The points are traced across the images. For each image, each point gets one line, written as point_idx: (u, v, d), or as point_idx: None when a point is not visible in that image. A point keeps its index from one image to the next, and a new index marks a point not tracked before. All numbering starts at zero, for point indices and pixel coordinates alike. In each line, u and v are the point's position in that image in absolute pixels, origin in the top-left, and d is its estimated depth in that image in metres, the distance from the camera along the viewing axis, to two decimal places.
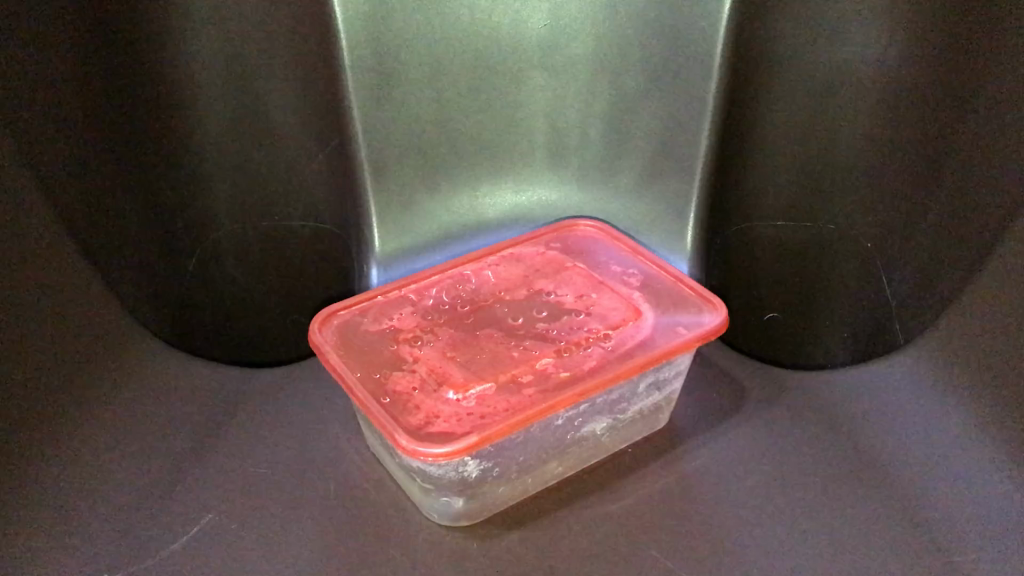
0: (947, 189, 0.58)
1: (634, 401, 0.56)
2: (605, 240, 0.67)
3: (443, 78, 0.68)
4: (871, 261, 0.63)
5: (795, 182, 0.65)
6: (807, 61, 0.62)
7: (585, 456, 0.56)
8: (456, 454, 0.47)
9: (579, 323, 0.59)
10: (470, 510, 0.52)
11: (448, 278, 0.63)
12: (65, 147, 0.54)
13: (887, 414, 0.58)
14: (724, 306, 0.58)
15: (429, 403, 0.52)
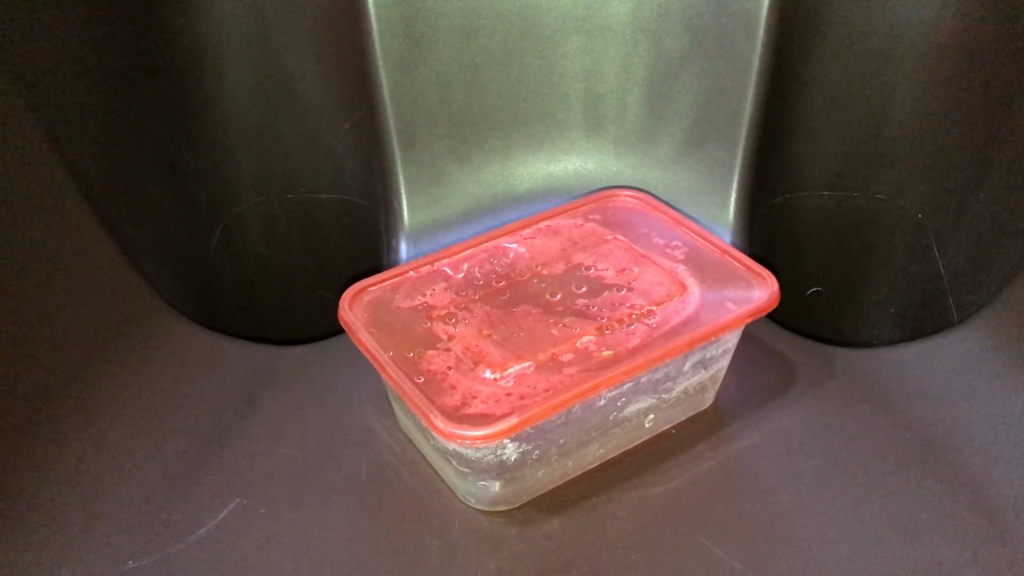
0: (1016, 153, 0.55)
1: (678, 380, 0.52)
2: (646, 211, 0.63)
3: (474, 43, 0.66)
4: (923, 234, 0.61)
5: (839, 153, 0.63)
6: (859, 22, 0.59)
7: (628, 438, 0.52)
8: (495, 438, 0.43)
9: (621, 298, 0.54)
10: (507, 494, 0.48)
11: (482, 252, 0.59)
12: (86, 113, 0.52)
13: (942, 392, 0.54)
14: (774, 278, 0.53)
15: (465, 382, 0.47)
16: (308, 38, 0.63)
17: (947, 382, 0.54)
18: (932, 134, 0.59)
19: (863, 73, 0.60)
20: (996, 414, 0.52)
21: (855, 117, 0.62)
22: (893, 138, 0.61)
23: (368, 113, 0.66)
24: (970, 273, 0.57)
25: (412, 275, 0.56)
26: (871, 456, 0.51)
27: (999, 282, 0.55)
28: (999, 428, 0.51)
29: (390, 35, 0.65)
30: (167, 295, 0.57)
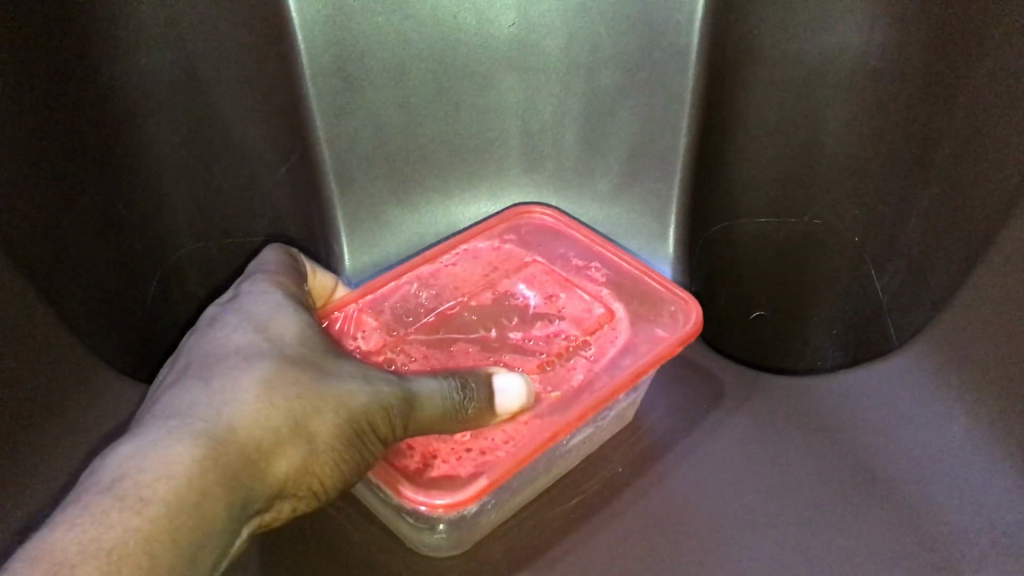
0: (939, 177, 0.53)
1: (620, 401, 0.51)
2: (559, 230, 0.62)
3: (406, 84, 0.67)
4: (861, 258, 0.60)
5: (776, 180, 0.63)
6: (785, 55, 0.60)
7: (569, 466, 0.51)
8: (466, 502, 0.42)
9: (553, 330, 0.54)
10: (462, 538, 0.47)
11: (405, 283, 0.57)
12: (17, 177, 0.49)
13: (883, 417, 0.53)
14: (697, 303, 0.54)
15: (421, 441, 0.46)
16: (240, 87, 0.63)
17: (887, 405, 0.53)
18: (864, 159, 0.59)
19: (795, 94, 0.61)
20: (936, 440, 0.50)
21: (793, 135, 0.62)
22: (827, 162, 0.61)
23: (303, 155, 0.68)
24: (906, 293, 0.56)
25: (343, 325, 0.53)
26: (811, 483, 0.50)
27: (932, 305, 0.53)
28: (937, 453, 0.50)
29: (320, 69, 0.66)
30: (96, 339, 0.54)
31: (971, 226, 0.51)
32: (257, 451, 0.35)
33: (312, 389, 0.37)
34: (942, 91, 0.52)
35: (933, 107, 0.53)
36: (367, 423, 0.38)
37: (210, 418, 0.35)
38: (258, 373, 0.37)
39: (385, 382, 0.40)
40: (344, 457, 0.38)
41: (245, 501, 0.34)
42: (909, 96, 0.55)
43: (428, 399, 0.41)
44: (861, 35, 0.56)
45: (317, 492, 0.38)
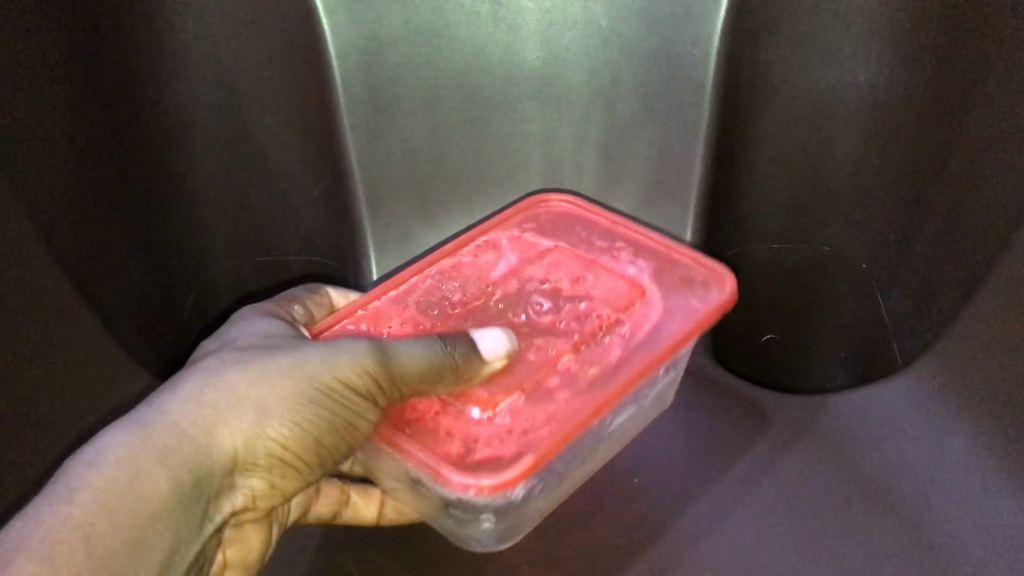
0: (941, 209, 0.56)
1: (658, 381, 0.50)
2: (576, 217, 0.60)
3: (437, 112, 0.71)
4: (868, 281, 0.62)
5: (785, 208, 0.67)
6: (798, 88, 0.63)
7: (609, 445, 0.52)
8: (515, 481, 0.40)
9: (585, 310, 0.51)
10: (508, 528, 0.46)
11: (426, 278, 0.54)
12: (80, 186, 0.52)
13: (889, 436, 0.54)
14: (732, 273, 0.53)
15: (459, 428, 0.44)
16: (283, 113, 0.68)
17: (893, 425, 0.55)
18: (869, 186, 0.62)
19: (806, 126, 0.64)
20: (940, 456, 0.52)
21: (800, 164, 0.65)
22: (832, 192, 0.64)
23: (335, 178, 0.72)
24: (908, 320, 0.58)
25: (363, 327, 0.50)
26: (820, 496, 0.52)
27: (933, 331, 0.56)
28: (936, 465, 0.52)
29: (355, 98, 0.71)
30: (143, 357, 0.56)
31: (966, 262, 0.54)
32: (208, 435, 0.38)
33: (264, 373, 0.41)
34: (949, 126, 0.55)
35: (941, 142, 0.56)
36: (326, 389, 0.41)
37: (158, 410, 0.38)
38: (214, 370, 0.41)
39: (350, 347, 0.42)
40: (302, 430, 0.41)
41: (197, 476, 0.38)
42: (913, 134, 0.58)
43: (409, 355, 0.42)
44: (869, 72, 0.60)
45: (277, 470, 0.41)
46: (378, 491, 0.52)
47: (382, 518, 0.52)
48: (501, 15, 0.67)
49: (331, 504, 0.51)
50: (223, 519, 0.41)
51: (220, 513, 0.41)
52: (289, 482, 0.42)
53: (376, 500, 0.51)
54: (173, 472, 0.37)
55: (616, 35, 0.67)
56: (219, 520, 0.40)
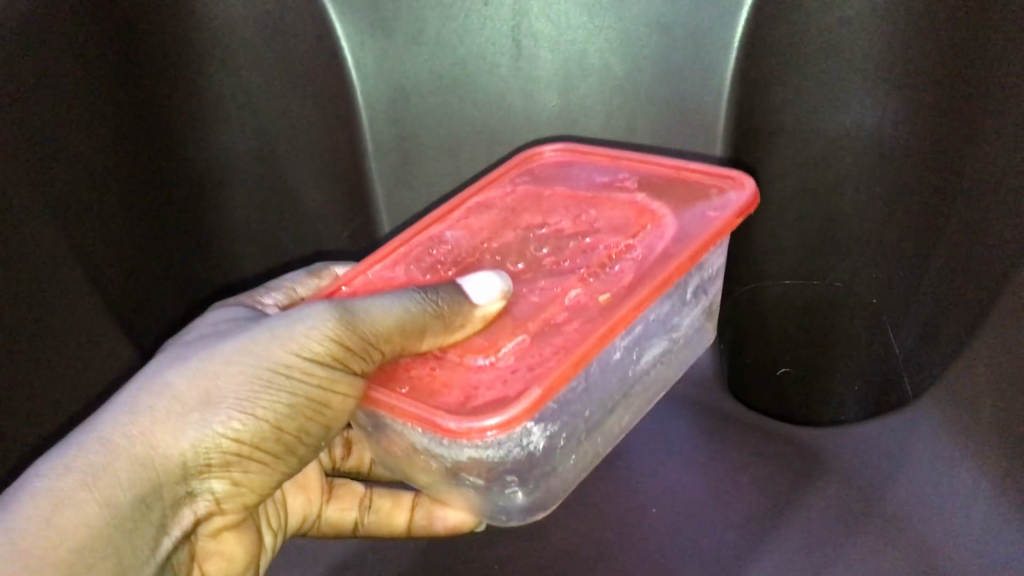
0: (941, 246, 0.58)
1: (683, 313, 0.46)
2: (572, 161, 0.55)
3: (460, 158, 0.73)
4: (880, 317, 0.64)
5: (800, 244, 0.69)
6: (807, 131, 0.66)
7: (646, 390, 0.46)
8: (525, 416, 0.36)
9: (590, 246, 0.47)
10: (539, 486, 0.42)
11: (417, 247, 0.50)
12: (118, 186, 0.59)
13: (893, 461, 0.57)
14: (750, 178, 0.48)
15: (459, 379, 0.40)
16: (313, 159, 0.73)
17: (894, 450, 0.58)
18: (881, 224, 0.64)
19: (815, 167, 0.66)
20: (939, 480, 0.55)
21: (807, 202, 0.67)
22: (841, 230, 0.66)
23: (363, 222, 0.75)
24: (915, 356, 0.60)
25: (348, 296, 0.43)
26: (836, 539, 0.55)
27: (940, 361, 0.57)
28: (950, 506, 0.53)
29: (383, 144, 0.74)
30: None
31: (966, 304, 0.55)
32: (152, 450, 0.38)
33: (214, 370, 0.40)
34: (943, 165, 0.58)
35: (940, 180, 0.58)
36: (284, 370, 0.40)
37: (96, 428, 0.38)
38: (164, 367, 0.41)
39: (309, 318, 0.41)
40: (262, 424, 0.40)
41: (137, 490, 0.38)
42: (918, 176, 0.60)
43: (376, 314, 0.41)
44: (873, 116, 0.63)
45: (240, 472, 0.41)
46: (407, 498, 0.54)
47: (412, 524, 0.53)
48: (521, 65, 0.70)
49: (355, 507, 0.54)
50: (184, 530, 0.41)
51: (179, 526, 0.41)
52: (257, 484, 0.42)
53: (405, 505, 0.54)
54: (107, 500, 0.37)
55: (630, 84, 0.70)
56: (179, 532, 0.41)
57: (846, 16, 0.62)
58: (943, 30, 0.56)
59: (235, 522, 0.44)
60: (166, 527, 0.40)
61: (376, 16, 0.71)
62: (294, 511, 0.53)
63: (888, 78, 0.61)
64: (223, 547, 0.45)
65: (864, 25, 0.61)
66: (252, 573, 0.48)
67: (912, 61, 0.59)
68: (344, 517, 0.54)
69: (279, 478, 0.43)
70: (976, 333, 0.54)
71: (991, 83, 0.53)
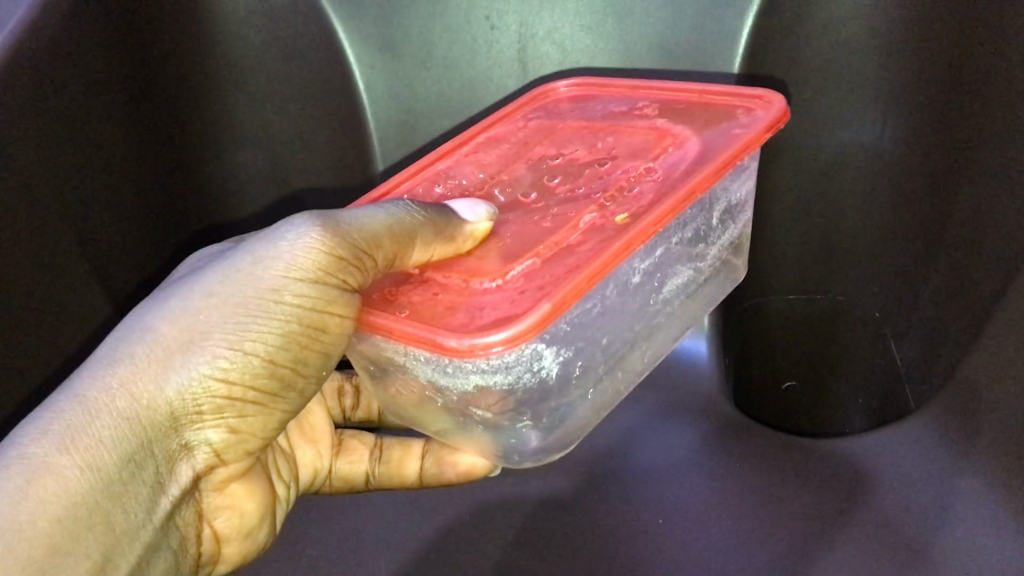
0: (949, 261, 0.57)
1: (712, 240, 0.42)
2: (589, 94, 0.51)
3: None
4: (881, 329, 0.65)
5: (803, 260, 0.69)
6: (812, 148, 0.66)
7: (676, 329, 0.42)
8: (535, 332, 0.32)
9: (608, 171, 0.42)
10: (555, 427, 0.38)
11: (420, 178, 0.46)
12: (124, 173, 0.59)
13: (902, 480, 0.54)
14: (777, 94, 0.43)
15: (462, 301, 0.36)
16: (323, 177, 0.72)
17: (902, 470, 0.54)
18: (885, 238, 0.64)
19: (818, 184, 0.67)
20: (949, 504, 0.51)
21: (812, 217, 0.68)
22: (845, 245, 0.67)
23: None
24: (921, 367, 0.59)
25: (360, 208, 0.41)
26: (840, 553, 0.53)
27: (950, 372, 0.56)
28: (932, 504, 0.52)
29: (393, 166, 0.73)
30: None
31: (972, 312, 0.55)
32: (139, 401, 0.35)
33: (198, 307, 0.36)
34: (950, 178, 0.57)
35: (945, 195, 0.58)
36: (271, 293, 0.36)
37: (74, 389, 0.35)
38: (135, 327, 0.36)
39: (291, 231, 0.37)
40: (252, 358, 0.37)
41: (138, 446, 0.35)
42: (921, 190, 0.60)
43: (366, 223, 0.37)
44: (875, 133, 0.63)
45: (237, 417, 0.38)
46: (419, 445, 0.51)
47: (423, 474, 0.51)
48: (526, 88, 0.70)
49: (367, 459, 0.51)
50: (185, 487, 0.39)
51: (179, 483, 0.38)
52: (257, 428, 0.39)
53: (416, 454, 0.51)
54: (88, 463, 0.34)
55: None
56: (178, 489, 0.38)
57: (848, 35, 0.62)
58: (946, 45, 0.57)
59: (242, 470, 0.41)
60: (163, 487, 0.37)
61: (385, 38, 0.70)
62: (304, 466, 0.50)
63: (893, 94, 0.61)
64: (233, 500, 0.42)
65: (866, 44, 0.62)
66: (269, 524, 0.46)
67: (915, 77, 0.60)
68: (356, 470, 0.51)
69: (279, 420, 0.40)
70: (978, 343, 0.53)
71: (996, 99, 0.53)
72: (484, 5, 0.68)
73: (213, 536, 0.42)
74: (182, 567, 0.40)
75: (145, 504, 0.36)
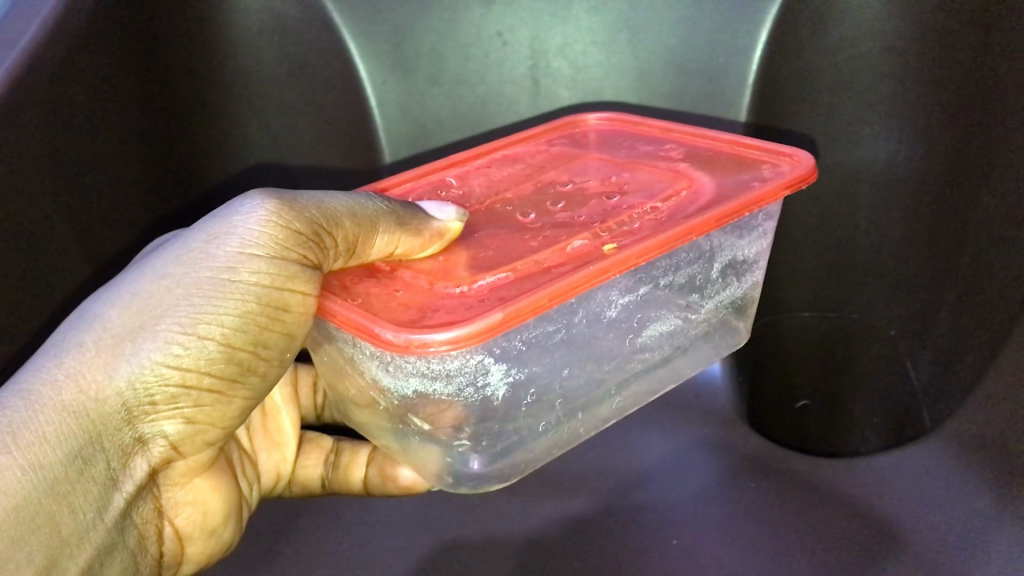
0: (966, 262, 0.54)
1: (707, 294, 0.40)
2: (621, 130, 0.51)
3: None
4: (898, 347, 0.62)
5: (822, 275, 0.68)
6: (827, 157, 0.64)
7: (653, 372, 0.41)
8: (478, 339, 0.31)
9: (614, 203, 0.41)
10: (499, 457, 0.37)
11: (426, 185, 0.46)
12: (138, 137, 0.54)
13: (916, 488, 0.49)
14: (804, 151, 0.42)
15: (420, 298, 0.35)
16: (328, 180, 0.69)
17: (914, 476, 0.49)
18: (901, 251, 0.62)
19: (832, 195, 0.65)
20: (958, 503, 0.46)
21: (823, 232, 0.67)
22: (862, 257, 0.65)
23: None
24: (937, 385, 0.56)
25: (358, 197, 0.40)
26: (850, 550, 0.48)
27: (965, 380, 0.52)
28: (927, 501, 0.48)
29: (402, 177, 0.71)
30: None
31: (985, 324, 0.51)
32: (85, 394, 0.33)
33: (149, 289, 0.34)
34: (966, 180, 0.54)
35: (963, 198, 0.55)
36: (227, 272, 0.34)
37: (16, 386, 0.32)
38: (84, 317, 0.34)
39: (244, 207, 0.35)
40: (208, 343, 0.34)
41: (85, 440, 0.33)
42: (935, 207, 0.58)
43: (326, 203, 0.36)
44: (888, 145, 0.61)
45: (194, 407, 0.35)
46: (367, 452, 0.50)
47: (369, 482, 0.49)
48: (539, 105, 0.70)
49: (322, 463, 0.50)
50: (140, 483, 0.36)
51: (134, 481, 0.36)
52: (216, 418, 0.37)
53: (364, 461, 0.50)
54: (32, 462, 0.32)
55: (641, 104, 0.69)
56: (133, 487, 0.36)
57: (862, 49, 0.61)
58: (956, 47, 0.55)
59: (203, 464, 0.39)
60: (116, 483, 0.35)
61: (396, 55, 0.69)
62: (266, 469, 0.49)
63: (905, 107, 0.60)
64: (197, 497, 0.40)
65: (877, 54, 0.60)
66: (234, 527, 0.44)
67: (928, 90, 0.57)
68: (310, 475, 0.50)
69: (240, 409, 0.37)
70: (992, 357, 0.49)
71: (1006, 92, 0.50)
72: (494, 21, 0.67)
73: (174, 534, 0.40)
74: (139, 568, 0.38)
75: (97, 504, 0.34)
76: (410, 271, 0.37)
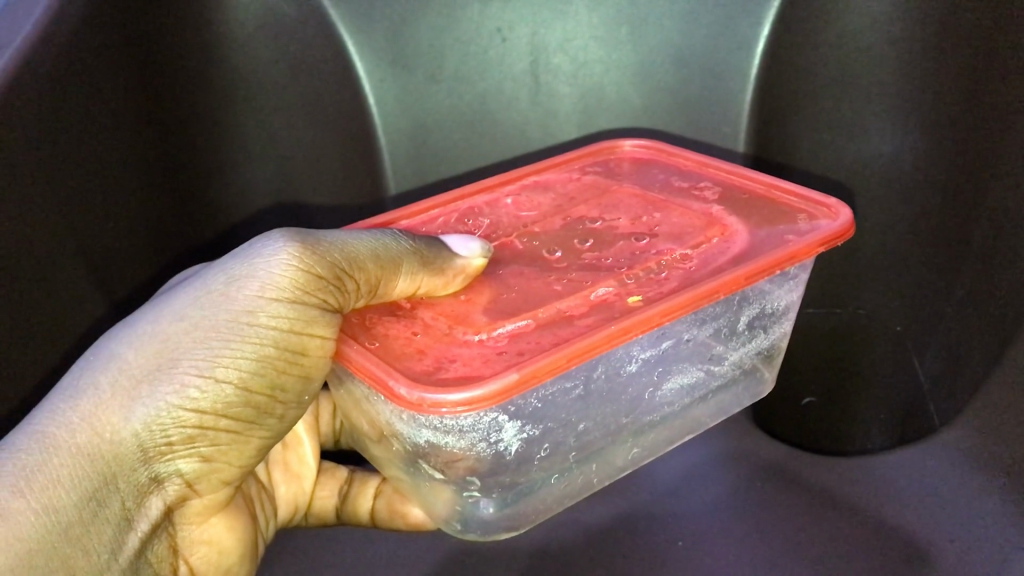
0: (971, 270, 0.53)
1: (732, 346, 0.40)
2: (655, 159, 0.51)
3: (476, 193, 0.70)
4: (904, 347, 0.61)
5: (824, 270, 0.67)
6: (834, 152, 0.64)
7: (675, 422, 0.41)
8: (492, 401, 0.30)
9: (643, 247, 0.41)
10: (510, 506, 0.37)
11: (454, 213, 0.46)
12: (135, 151, 0.54)
13: (926, 500, 0.48)
14: (844, 206, 0.42)
15: (438, 347, 0.34)
16: (330, 181, 0.68)
17: (925, 487, 0.49)
18: (908, 252, 0.61)
19: (839, 191, 0.65)
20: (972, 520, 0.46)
21: None
22: (867, 257, 0.64)
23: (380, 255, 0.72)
24: (944, 387, 0.55)
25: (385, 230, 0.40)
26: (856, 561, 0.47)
27: (971, 386, 0.52)
28: (938, 515, 0.47)
29: (403, 179, 0.70)
30: None
31: (993, 328, 0.50)
32: (100, 437, 0.32)
33: (166, 331, 0.34)
34: (974, 182, 0.53)
35: (969, 201, 0.54)
36: (246, 315, 0.34)
37: (31, 427, 0.32)
38: (99, 356, 0.33)
39: (266, 249, 0.34)
40: (225, 386, 0.34)
41: (99, 484, 0.32)
42: (942, 208, 0.57)
43: (349, 246, 0.36)
44: (894, 143, 0.60)
45: (211, 447, 0.35)
46: (376, 483, 0.50)
47: (376, 514, 0.49)
48: (539, 101, 0.69)
49: (336, 494, 0.50)
50: (155, 522, 0.36)
51: (148, 519, 0.35)
52: (233, 458, 0.36)
53: (371, 492, 0.50)
54: (46, 507, 0.31)
55: (642, 98, 0.68)
56: (148, 525, 0.35)
57: (868, 43, 0.60)
58: (961, 47, 0.54)
59: (220, 503, 0.39)
60: (130, 524, 0.34)
61: (395, 56, 0.67)
62: (283, 501, 0.49)
63: (913, 106, 0.59)
64: (212, 536, 0.40)
65: (885, 49, 0.59)
66: (251, 564, 0.44)
67: (935, 89, 0.56)
68: (325, 506, 0.50)
69: (257, 448, 0.37)
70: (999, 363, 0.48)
71: (1011, 94, 0.49)
72: (493, 20, 0.66)
73: (188, 572, 0.40)
74: None
75: (111, 544, 0.33)
76: (430, 312, 0.37)
